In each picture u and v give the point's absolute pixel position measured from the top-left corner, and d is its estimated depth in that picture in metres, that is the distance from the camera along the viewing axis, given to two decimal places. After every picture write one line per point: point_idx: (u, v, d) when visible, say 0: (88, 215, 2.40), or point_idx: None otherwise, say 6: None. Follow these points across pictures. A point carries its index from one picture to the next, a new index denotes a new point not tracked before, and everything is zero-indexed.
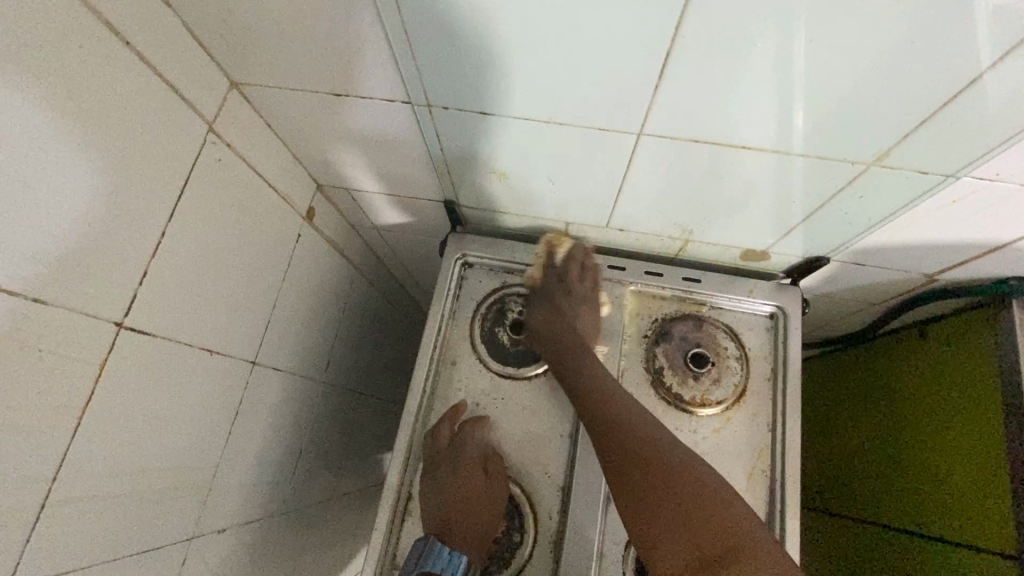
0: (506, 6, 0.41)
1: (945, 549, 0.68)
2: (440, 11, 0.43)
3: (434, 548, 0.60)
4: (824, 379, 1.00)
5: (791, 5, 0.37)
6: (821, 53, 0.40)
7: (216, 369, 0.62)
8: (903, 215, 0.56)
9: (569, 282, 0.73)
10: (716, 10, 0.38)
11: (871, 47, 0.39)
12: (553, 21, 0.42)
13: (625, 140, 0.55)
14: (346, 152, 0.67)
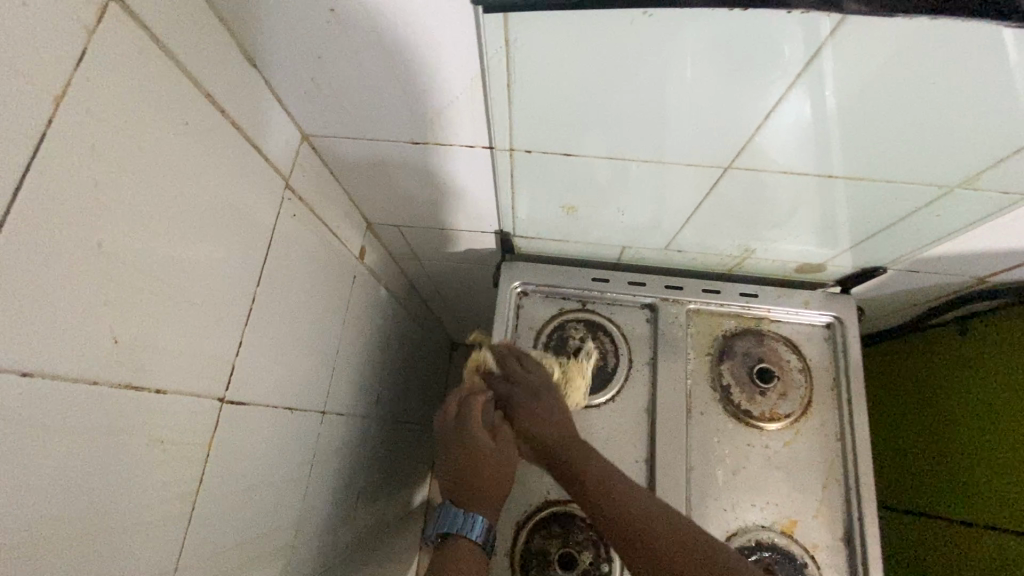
0: (623, 59, 0.41)
1: (1004, 538, 0.69)
2: (552, 69, 0.42)
3: (449, 510, 0.60)
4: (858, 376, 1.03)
5: (918, 49, 0.37)
6: (933, 93, 0.41)
7: (295, 425, 0.60)
8: (976, 227, 0.58)
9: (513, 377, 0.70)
10: (840, 54, 0.38)
11: (987, 85, 0.40)
12: (666, 70, 0.41)
13: (706, 172, 0.55)
14: (407, 194, 0.66)
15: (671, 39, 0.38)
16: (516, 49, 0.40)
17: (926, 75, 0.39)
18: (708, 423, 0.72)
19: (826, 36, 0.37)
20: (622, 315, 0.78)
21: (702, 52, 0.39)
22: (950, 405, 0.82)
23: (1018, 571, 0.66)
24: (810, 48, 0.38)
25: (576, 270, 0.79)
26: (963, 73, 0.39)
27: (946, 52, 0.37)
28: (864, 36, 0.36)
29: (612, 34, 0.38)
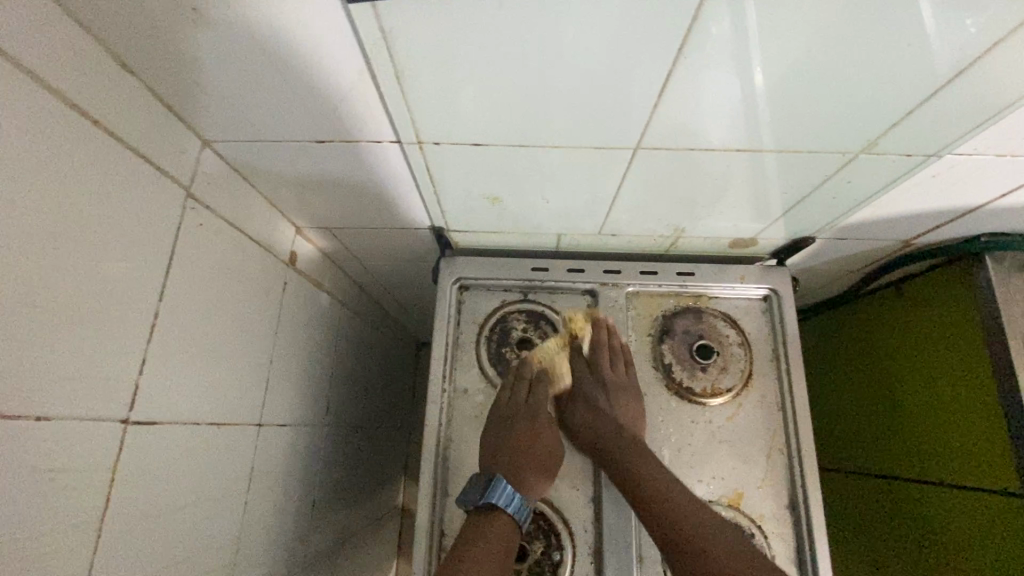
0: (503, 45, 0.40)
1: (954, 494, 0.71)
2: (434, 58, 0.41)
3: (501, 484, 0.61)
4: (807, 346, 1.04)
5: (789, 17, 0.37)
6: (817, 61, 0.41)
7: (225, 439, 0.59)
8: (888, 190, 0.59)
9: (598, 366, 0.72)
10: (714, 28, 0.38)
11: (863, 49, 0.40)
12: (551, 53, 0.41)
13: (619, 155, 0.55)
14: (329, 194, 0.64)
15: (547, 22, 0.37)
16: (392, 37, 0.39)
17: (806, 44, 0.39)
18: (652, 404, 0.72)
19: (697, 8, 0.36)
20: (564, 303, 0.78)
21: (580, 33, 0.39)
22: (889, 370, 0.84)
23: (972, 526, 0.68)
24: (688, 22, 0.37)
25: (515, 260, 0.78)
26: (843, 38, 0.39)
27: (820, 17, 0.37)
28: (733, 7, 0.36)
29: (486, 18, 0.37)
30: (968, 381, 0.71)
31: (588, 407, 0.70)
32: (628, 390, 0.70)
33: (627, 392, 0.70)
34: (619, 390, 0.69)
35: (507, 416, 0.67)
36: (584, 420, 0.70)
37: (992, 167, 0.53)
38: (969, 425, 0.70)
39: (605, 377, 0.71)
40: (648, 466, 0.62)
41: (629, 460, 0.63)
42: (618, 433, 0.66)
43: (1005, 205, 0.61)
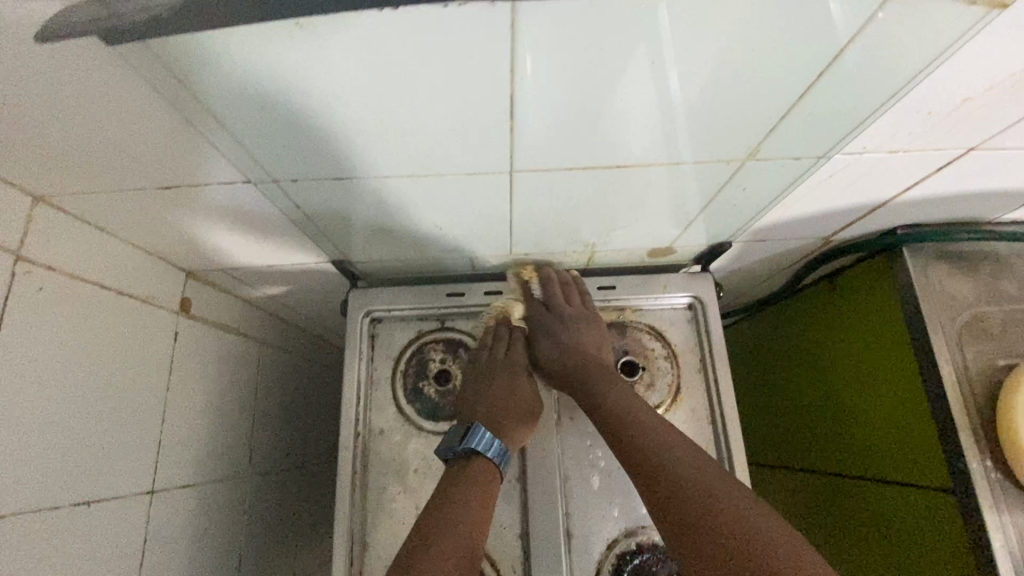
0: (308, 78, 0.35)
1: (891, 491, 0.69)
2: (239, 94, 0.37)
3: (475, 429, 0.61)
4: (747, 342, 1.02)
5: (621, 30, 0.32)
6: (671, 74, 0.36)
7: (101, 516, 0.54)
8: (791, 192, 0.55)
9: (554, 305, 0.69)
10: (539, 45, 0.33)
11: (715, 58, 0.35)
12: (369, 85, 0.36)
13: (498, 179, 0.51)
14: (207, 236, 0.60)
15: (350, 56, 0.33)
16: (181, 70, 0.34)
17: (652, 54, 0.34)
18: (579, 427, 0.69)
19: (514, 23, 0.31)
20: (483, 328, 0.74)
21: (391, 63, 0.35)
22: (825, 366, 0.82)
23: (912, 524, 0.66)
24: (503, 44, 0.33)
25: (428, 286, 0.74)
26: (689, 47, 0.34)
27: (651, 30, 0.32)
28: (550, 21, 0.31)
29: (276, 47, 0.32)
30: (898, 374, 0.69)
31: (553, 341, 0.66)
32: (588, 318, 0.68)
33: (586, 323, 0.67)
34: (575, 324, 0.67)
35: (484, 370, 0.67)
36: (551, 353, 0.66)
37: (887, 163, 0.50)
38: (902, 421, 0.68)
39: (563, 312, 0.68)
40: (652, 424, 0.56)
41: (601, 385, 0.61)
42: (581, 357, 0.64)
43: (912, 198, 0.59)
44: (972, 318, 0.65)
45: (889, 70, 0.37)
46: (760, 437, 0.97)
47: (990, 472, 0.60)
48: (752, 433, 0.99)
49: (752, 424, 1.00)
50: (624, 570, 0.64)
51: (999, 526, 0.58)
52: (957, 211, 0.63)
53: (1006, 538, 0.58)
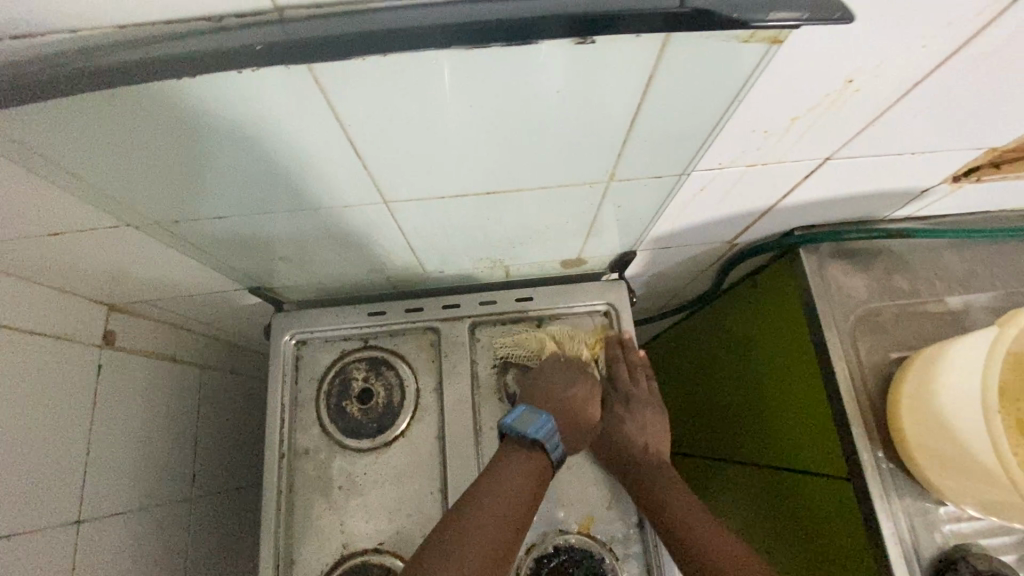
0: (140, 128, 0.38)
1: (812, 481, 0.73)
2: (83, 147, 0.39)
3: (542, 419, 0.62)
4: (700, 339, 1.06)
5: (422, 73, 0.34)
6: (487, 109, 0.39)
7: (20, 550, 0.56)
8: (670, 203, 0.58)
9: (621, 382, 0.74)
10: (351, 90, 0.35)
11: (523, 93, 0.37)
12: (205, 129, 0.39)
13: (377, 209, 0.53)
14: (116, 274, 0.62)
15: (181, 107, 0.36)
16: (30, 133, 0.37)
17: (462, 90, 0.36)
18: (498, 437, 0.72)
19: (310, 70, 0.33)
20: (406, 345, 0.75)
21: (217, 113, 0.37)
22: (763, 364, 0.86)
23: (829, 511, 0.70)
24: (316, 91, 0.35)
25: (350, 306, 0.76)
26: (493, 83, 0.36)
27: (449, 74, 0.35)
28: (348, 72, 0.33)
29: (107, 106, 0.35)
30: (812, 372, 0.73)
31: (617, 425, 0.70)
32: (651, 408, 0.72)
33: (653, 412, 0.72)
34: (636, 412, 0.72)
35: (552, 378, 0.69)
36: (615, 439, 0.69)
37: (750, 175, 0.53)
38: (816, 414, 0.72)
39: (630, 394, 0.73)
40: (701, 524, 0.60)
41: (659, 482, 0.65)
42: (644, 450, 0.68)
43: (794, 203, 0.61)
44: (865, 313, 0.68)
45: (697, 94, 0.39)
46: (720, 437, 1.02)
47: (881, 462, 0.62)
48: (715, 427, 1.03)
49: (714, 418, 1.04)
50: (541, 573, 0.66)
51: (889, 512, 0.60)
52: (846, 212, 0.66)
53: (897, 524, 0.60)
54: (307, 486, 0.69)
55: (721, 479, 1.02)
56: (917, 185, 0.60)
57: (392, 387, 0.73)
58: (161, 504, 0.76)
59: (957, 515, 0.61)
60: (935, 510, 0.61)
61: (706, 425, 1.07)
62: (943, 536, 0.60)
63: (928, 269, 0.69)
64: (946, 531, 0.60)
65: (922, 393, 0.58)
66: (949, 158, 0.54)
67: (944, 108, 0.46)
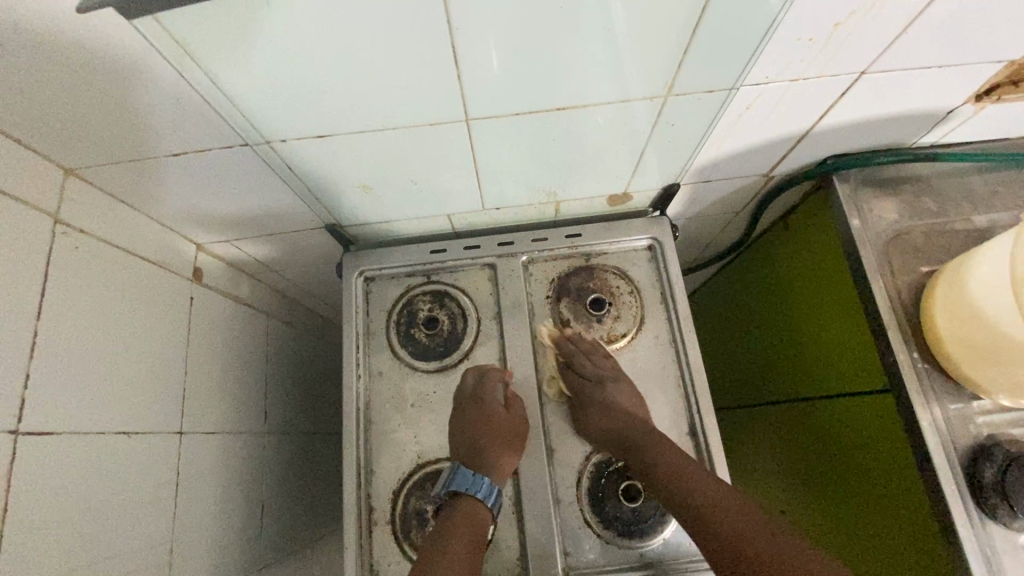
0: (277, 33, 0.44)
1: (852, 399, 0.78)
2: (227, 56, 0.45)
3: (457, 471, 0.67)
4: (736, 287, 1.11)
5: None
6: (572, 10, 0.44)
7: (141, 449, 0.62)
8: (716, 125, 0.64)
9: (586, 369, 0.74)
10: None
11: None
12: (334, 38, 0.45)
13: (457, 128, 0.59)
14: (213, 206, 0.69)
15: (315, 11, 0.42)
16: (189, 41, 0.43)
17: None
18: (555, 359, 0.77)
19: None
20: (465, 279, 0.81)
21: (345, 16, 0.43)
22: (800, 299, 0.91)
23: (867, 423, 0.76)
24: None
25: (413, 245, 0.82)
26: None
27: None
28: None
29: (256, 11, 0.41)
30: (849, 295, 0.78)
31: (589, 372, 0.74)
32: (619, 380, 0.73)
33: (621, 382, 0.72)
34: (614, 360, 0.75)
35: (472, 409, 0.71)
36: (603, 415, 0.70)
37: (793, 91, 0.58)
38: (855, 335, 0.77)
39: (600, 373, 0.73)
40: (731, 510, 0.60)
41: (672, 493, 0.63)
42: (628, 421, 0.69)
43: (830, 126, 0.66)
44: (897, 232, 0.73)
45: None
46: (760, 383, 1.06)
47: (917, 363, 0.67)
48: (752, 370, 1.08)
49: (751, 362, 1.09)
50: (601, 476, 0.71)
51: (926, 407, 0.65)
52: (878, 138, 0.71)
53: (933, 417, 0.65)
54: (382, 403, 0.75)
55: (757, 418, 1.07)
56: (945, 105, 0.65)
57: (455, 318, 0.79)
58: (239, 432, 0.83)
59: (990, 409, 0.65)
60: (969, 405, 0.65)
61: (745, 373, 1.11)
62: (977, 428, 0.65)
63: (955, 192, 0.74)
64: (980, 423, 0.65)
65: (954, 291, 0.62)
66: (973, 72, 0.59)
67: (971, 15, 0.51)
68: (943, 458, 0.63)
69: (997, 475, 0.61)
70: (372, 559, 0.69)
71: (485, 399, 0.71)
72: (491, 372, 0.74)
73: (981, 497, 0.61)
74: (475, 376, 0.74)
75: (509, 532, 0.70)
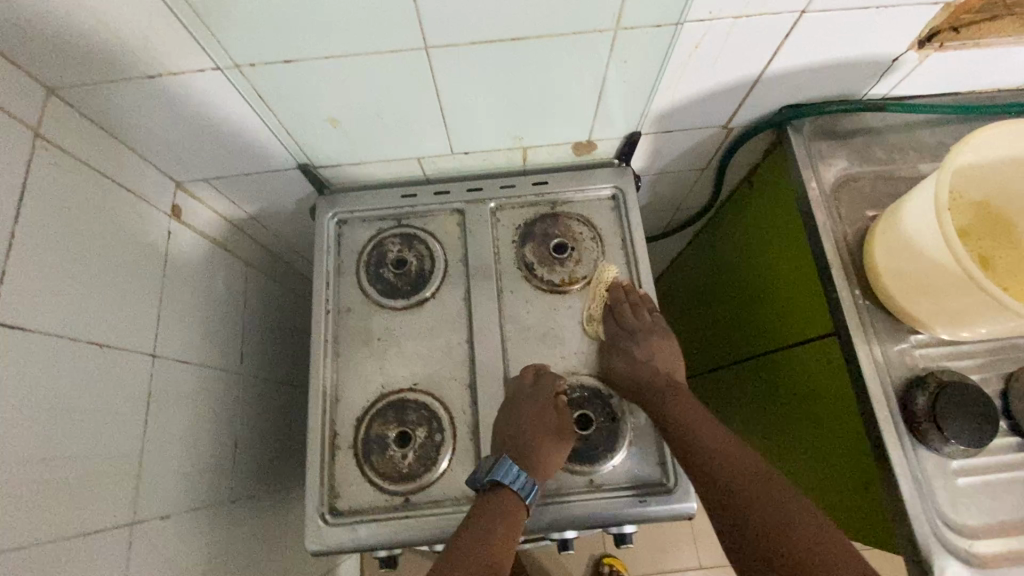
0: None
1: (804, 344, 0.81)
2: None
3: (505, 464, 0.66)
4: (710, 252, 1.14)
5: None
6: None
7: (113, 362, 0.65)
8: (669, 67, 0.67)
9: (625, 322, 0.76)
10: None
11: None
12: None
13: (419, 59, 0.62)
14: (190, 139, 0.72)
15: None
16: None
17: None
18: (517, 299, 0.80)
19: None
20: (434, 224, 0.84)
21: None
22: (761, 255, 0.94)
23: (815, 366, 0.79)
24: None
25: (385, 190, 0.85)
26: None
27: None
28: None
29: None
30: (800, 243, 0.81)
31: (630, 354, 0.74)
32: (655, 336, 0.75)
33: (656, 338, 0.75)
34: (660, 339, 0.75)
35: (525, 406, 0.70)
36: (625, 369, 0.73)
37: (737, 30, 0.62)
38: (805, 282, 0.80)
39: (634, 330, 0.75)
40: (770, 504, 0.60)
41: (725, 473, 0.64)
42: (653, 375, 0.72)
43: (780, 71, 0.69)
44: (845, 179, 0.76)
45: None
46: (727, 345, 1.09)
47: (858, 300, 0.70)
48: (721, 331, 1.11)
49: (719, 324, 1.12)
50: None
51: (865, 340, 0.68)
52: (829, 87, 0.74)
53: (871, 350, 0.68)
54: (350, 337, 0.79)
55: (726, 378, 1.10)
56: (888, 51, 0.68)
57: (423, 259, 0.82)
58: (213, 367, 0.85)
59: (926, 342, 0.68)
60: (906, 339, 0.69)
61: (715, 336, 1.14)
62: (912, 359, 0.68)
63: (903, 143, 0.77)
64: (916, 355, 0.68)
65: (890, 226, 0.65)
66: (910, 14, 0.62)
67: None
68: (879, 387, 0.66)
69: (928, 402, 0.63)
70: (334, 481, 0.72)
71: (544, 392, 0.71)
72: (548, 372, 0.74)
73: (912, 422, 0.64)
74: (534, 377, 0.74)
75: (466, 456, 0.73)
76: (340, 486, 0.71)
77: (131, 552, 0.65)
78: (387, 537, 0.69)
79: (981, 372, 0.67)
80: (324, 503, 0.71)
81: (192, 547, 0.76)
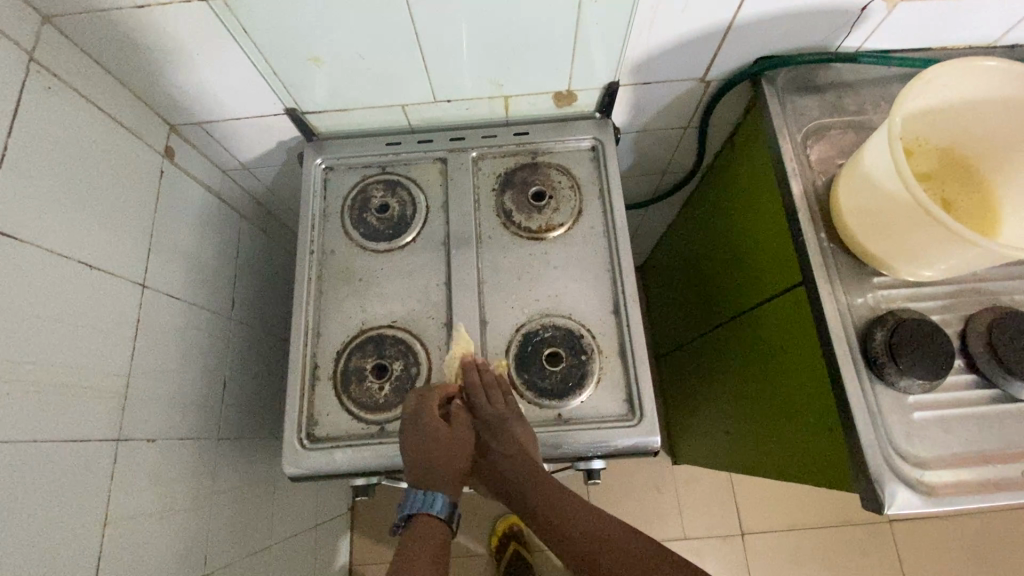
0: None
1: (774, 295, 0.83)
2: None
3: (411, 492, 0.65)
4: (697, 219, 1.16)
5: None
6: None
7: (102, 285, 0.68)
8: (639, 9, 0.69)
9: (480, 408, 0.70)
10: None
11: None
12: None
13: None
14: (179, 76, 0.75)
15: None
16: None
17: None
18: (495, 244, 0.82)
19: None
20: (417, 172, 0.87)
21: None
22: (738, 214, 0.95)
23: (784, 315, 0.80)
24: None
25: (371, 139, 0.88)
26: None
27: None
28: None
29: None
30: (771, 196, 0.82)
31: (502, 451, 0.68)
32: (514, 422, 0.69)
33: (520, 425, 0.69)
34: (526, 423, 0.70)
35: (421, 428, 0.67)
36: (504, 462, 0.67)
37: None
38: (775, 234, 0.82)
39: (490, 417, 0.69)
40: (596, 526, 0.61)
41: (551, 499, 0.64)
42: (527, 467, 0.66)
43: (751, 17, 0.71)
44: (816, 129, 0.78)
45: None
46: (710, 308, 1.10)
47: (824, 243, 0.72)
48: (705, 296, 1.13)
49: (704, 289, 1.13)
50: (529, 344, 0.77)
51: (828, 282, 0.70)
52: (801, 36, 0.75)
53: (833, 291, 0.70)
54: (332, 277, 0.81)
55: (710, 341, 1.11)
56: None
57: (405, 205, 0.85)
58: (203, 307, 0.89)
59: (888, 285, 0.70)
60: (869, 281, 0.70)
61: (701, 302, 1.16)
62: (875, 301, 0.69)
63: (875, 96, 0.78)
64: (879, 296, 0.70)
65: (852, 165, 0.67)
66: None
67: None
68: (840, 325, 0.68)
69: (885, 337, 0.65)
70: (312, 410, 0.75)
71: (428, 412, 0.68)
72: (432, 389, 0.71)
73: (868, 357, 0.66)
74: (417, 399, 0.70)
75: None
76: (319, 414, 0.74)
77: (115, 466, 0.68)
78: (361, 463, 0.72)
79: (942, 313, 0.69)
80: (302, 430, 0.74)
81: (177, 473, 0.79)
